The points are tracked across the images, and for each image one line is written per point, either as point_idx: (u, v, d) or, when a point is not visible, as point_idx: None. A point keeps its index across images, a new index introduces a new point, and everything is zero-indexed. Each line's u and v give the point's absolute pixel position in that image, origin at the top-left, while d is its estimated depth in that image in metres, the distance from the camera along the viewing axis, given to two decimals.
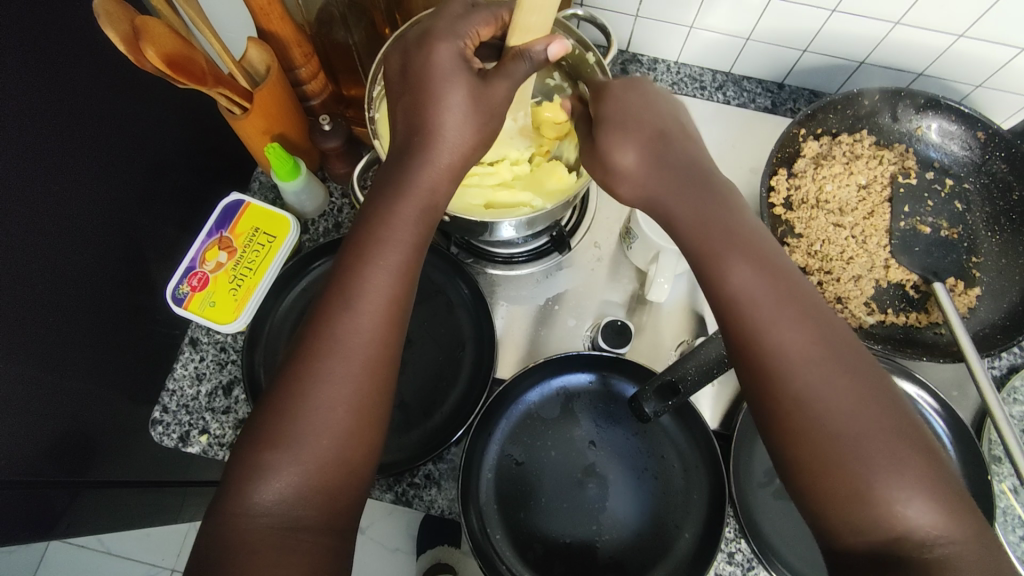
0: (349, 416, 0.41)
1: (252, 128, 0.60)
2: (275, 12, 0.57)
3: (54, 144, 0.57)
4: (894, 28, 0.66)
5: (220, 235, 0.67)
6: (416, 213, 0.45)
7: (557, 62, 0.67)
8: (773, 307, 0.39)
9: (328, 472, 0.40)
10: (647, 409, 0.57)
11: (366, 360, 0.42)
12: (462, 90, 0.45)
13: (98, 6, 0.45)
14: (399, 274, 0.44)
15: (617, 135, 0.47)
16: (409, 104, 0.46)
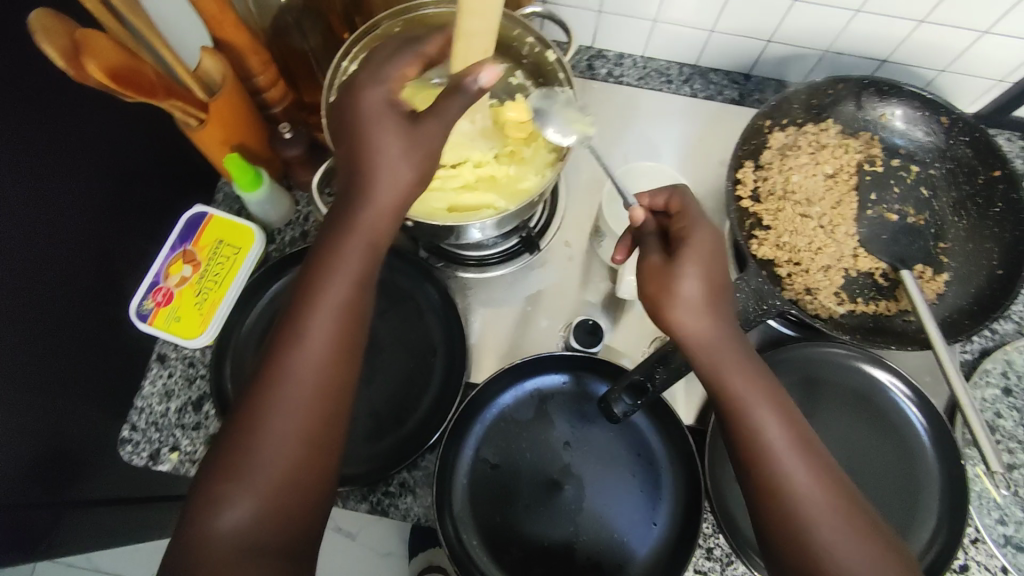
0: (304, 444, 0.42)
1: (210, 139, 0.59)
2: (228, 20, 0.56)
3: (8, 163, 0.55)
4: (855, 16, 0.66)
5: (184, 249, 0.65)
6: (364, 244, 0.44)
7: (519, 60, 0.65)
8: (793, 459, 0.43)
9: (282, 501, 0.41)
10: (618, 411, 0.57)
11: (314, 390, 0.42)
12: (394, 134, 0.43)
13: (34, 22, 0.43)
14: (348, 304, 0.44)
15: (692, 273, 0.46)
16: (346, 148, 0.45)
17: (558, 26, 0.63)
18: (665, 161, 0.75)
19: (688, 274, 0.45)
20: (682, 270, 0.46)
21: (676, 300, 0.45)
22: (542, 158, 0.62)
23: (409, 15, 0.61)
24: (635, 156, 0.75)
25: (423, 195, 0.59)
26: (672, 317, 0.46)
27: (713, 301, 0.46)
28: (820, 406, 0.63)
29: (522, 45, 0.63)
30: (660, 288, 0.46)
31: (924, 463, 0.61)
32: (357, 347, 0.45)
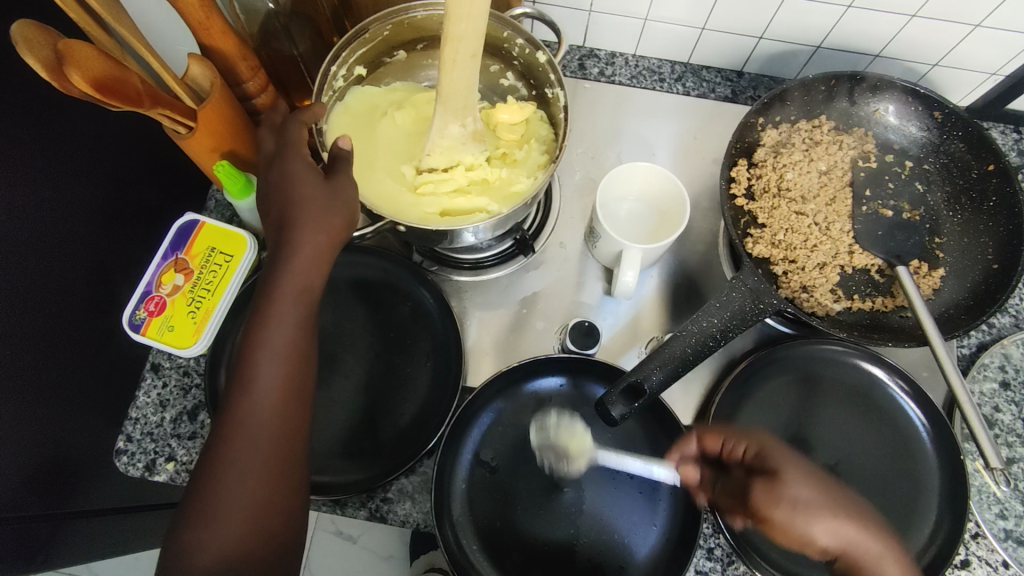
0: (267, 480, 0.43)
1: (199, 146, 0.59)
2: (215, 27, 0.56)
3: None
4: (846, 12, 0.66)
5: (176, 257, 0.65)
6: (297, 286, 0.46)
7: (510, 62, 0.66)
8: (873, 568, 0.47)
9: (247, 540, 0.41)
10: (531, 442, 0.61)
11: (270, 428, 0.43)
12: (316, 181, 0.49)
13: (16, 33, 0.43)
14: (291, 342, 0.45)
15: (794, 467, 0.51)
16: (276, 197, 0.49)
17: (549, 27, 0.62)
18: (659, 160, 0.75)
19: (795, 461, 0.51)
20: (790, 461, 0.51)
21: (801, 511, 0.49)
22: (535, 158, 0.62)
23: (399, 17, 0.60)
24: (629, 156, 0.75)
25: (416, 200, 0.59)
26: (790, 488, 0.50)
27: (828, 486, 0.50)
28: (817, 404, 0.63)
29: (513, 47, 0.63)
30: (786, 507, 0.49)
31: (923, 459, 0.60)
32: (307, 383, 0.46)
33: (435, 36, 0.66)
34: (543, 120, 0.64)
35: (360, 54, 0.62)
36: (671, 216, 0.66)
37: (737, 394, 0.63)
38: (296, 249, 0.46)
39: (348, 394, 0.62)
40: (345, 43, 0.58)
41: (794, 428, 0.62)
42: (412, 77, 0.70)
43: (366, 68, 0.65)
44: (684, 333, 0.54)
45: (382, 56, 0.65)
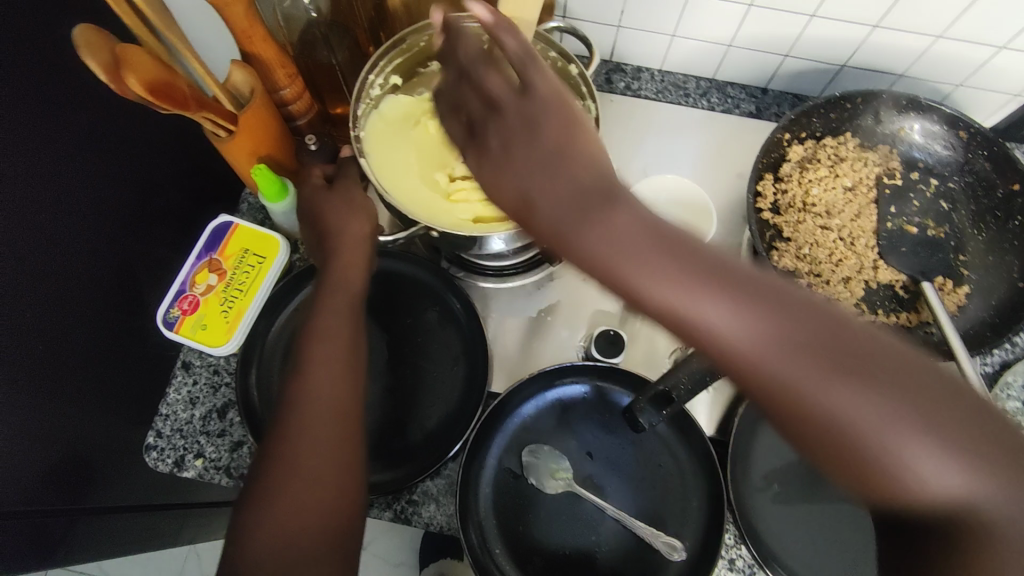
0: (323, 459, 0.45)
1: (238, 150, 0.60)
2: (257, 34, 0.57)
3: (36, 172, 0.56)
4: (872, 31, 0.67)
5: (210, 258, 0.67)
6: (342, 291, 0.53)
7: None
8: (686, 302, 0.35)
9: (308, 512, 0.43)
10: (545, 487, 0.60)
11: (330, 409, 0.47)
12: (330, 201, 0.57)
13: (78, 37, 0.45)
14: (343, 338, 0.50)
15: (610, 226, 0.37)
16: (308, 222, 0.57)
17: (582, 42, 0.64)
18: (682, 173, 0.76)
19: (595, 223, 0.37)
20: (542, 112, 0.42)
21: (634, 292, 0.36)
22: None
23: (436, 28, 0.63)
24: (653, 168, 0.76)
25: (451, 207, 0.60)
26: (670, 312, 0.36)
27: (660, 231, 0.37)
28: None
29: None
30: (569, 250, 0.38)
31: None
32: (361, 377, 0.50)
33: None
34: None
35: (397, 63, 0.64)
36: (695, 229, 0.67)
37: (760, 406, 0.63)
38: (334, 261, 0.54)
39: (374, 397, 0.63)
40: (383, 50, 0.60)
41: None
42: None
43: (402, 77, 0.66)
44: None
45: (417, 66, 0.67)
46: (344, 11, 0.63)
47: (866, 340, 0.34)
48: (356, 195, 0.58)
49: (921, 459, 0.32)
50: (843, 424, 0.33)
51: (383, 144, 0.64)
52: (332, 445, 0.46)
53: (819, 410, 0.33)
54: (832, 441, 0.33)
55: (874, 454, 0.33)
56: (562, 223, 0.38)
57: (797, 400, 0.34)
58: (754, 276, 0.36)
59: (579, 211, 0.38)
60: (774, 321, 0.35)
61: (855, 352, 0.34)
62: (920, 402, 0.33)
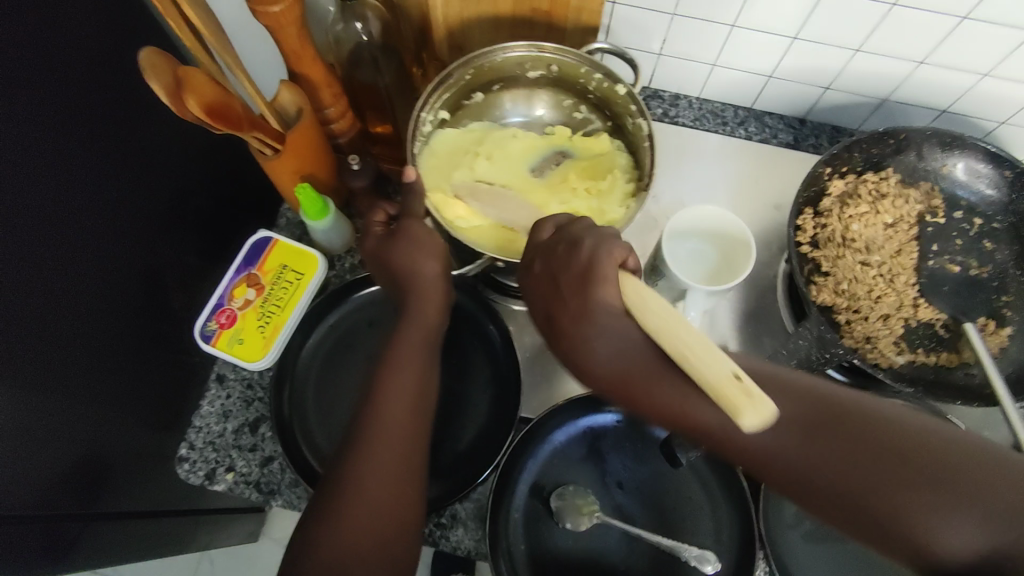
0: (373, 485, 0.46)
1: (283, 169, 0.61)
2: (308, 56, 0.58)
3: (91, 184, 0.57)
4: (917, 67, 0.67)
5: (248, 272, 0.67)
6: (418, 324, 0.54)
7: (584, 95, 0.68)
8: (725, 438, 0.35)
9: (361, 538, 0.44)
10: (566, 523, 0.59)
11: (389, 436, 0.48)
12: (398, 241, 0.57)
13: (143, 60, 0.46)
14: (407, 366, 0.51)
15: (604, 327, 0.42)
16: (380, 263, 0.58)
17: (628, 64, 0.63)
18: (718, 202, 0.76)
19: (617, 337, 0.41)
20: (585, 252, 0.45)
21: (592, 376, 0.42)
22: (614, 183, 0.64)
23: (481, 61, 0.63)
24: (689, 196, 0.76)
25: (515, 240, 0.62)
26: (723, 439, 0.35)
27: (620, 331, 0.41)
28: None
29: (589, 82, 0.65)
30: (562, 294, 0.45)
31: None
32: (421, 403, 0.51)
33: (513, 76, 0.68)
34: (620, 149, 0.68)
35: (445, 98, 0.65)
36: (735, 261, 0.66)
37: None
38: (412, 298, 0.55)
39: None
40: (433, 88, 0.60)
41: None
42: (489, 116, 0.72)
43: (449, 111, 0.67)
44: None
45: (462, 98, 0.68)
46: (392, 32, 0.64)
47: (864, 426, 0.34)
48: (422, 233, 0.57)
49: (932, 519, 0.31)
50: (887, 506, 0.32)
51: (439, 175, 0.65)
52: (386, 472, 0.47)
53: (852, 492, 0.33)
54: (846, 484, 0.33)
55: (895, 508, 0.32)
56: (613, 375, 0.40)
57: (793, 473, 0.34)
58: (815, 416, 0.35)
59: (630, 378, 0.39)
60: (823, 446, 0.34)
61: (883, 453, 0.33)
62: (884, 463, 0.33)
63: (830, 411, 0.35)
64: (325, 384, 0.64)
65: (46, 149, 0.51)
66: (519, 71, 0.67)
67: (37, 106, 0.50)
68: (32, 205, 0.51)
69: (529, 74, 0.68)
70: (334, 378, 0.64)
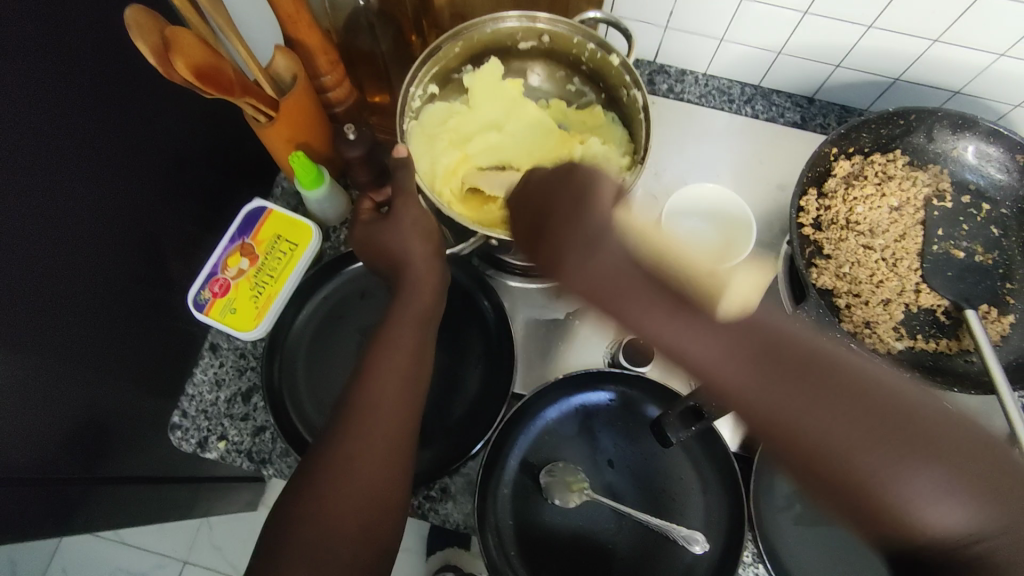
0: (354, 456, 0.46)
1: (277, 137, 0.60)
2: (303, 21, 0.56)
3: (91, 150, 0.56)
4: (931, 45, 0.65)
5: (242, 241, 0.67)
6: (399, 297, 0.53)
7: (576, 67, 0.66)
8: (675, 321, 0.36)
9: (338, 509, 0.44)
10: (553, 501, 0.59)
11: (372, 407, 0.48)
12: (391, 226, 0.56)
13: (130, 19, 0.45)
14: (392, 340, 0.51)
15: (586, 263, 0.40)
16: (373, 247, 0.58)
17: (623, 35, 0.60)
18: (720, 180, 0.75)
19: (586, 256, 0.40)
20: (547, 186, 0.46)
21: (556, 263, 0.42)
22: (596, 150, 0.63)
23: (471, 33, 0.61)
24: (691, 176, 0.75)
25: None
26: (744, 398, 0.35)
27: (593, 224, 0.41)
28: None
29: (582, 52, 0.64)
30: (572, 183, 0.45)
31: None
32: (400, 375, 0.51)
33: (503, 49, 0.66)
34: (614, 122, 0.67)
35: (434, 73, 0.63)
36: (731, 240, 0.65)
37: None
38: (407, 284, 0.55)
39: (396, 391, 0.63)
40: (419, 64, 0.59)
41: None
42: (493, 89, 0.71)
43: (439, 85, 0.65)
44: None
45: (453, 72, 0.65)
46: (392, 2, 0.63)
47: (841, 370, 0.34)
48: (414, 214, 0.56)
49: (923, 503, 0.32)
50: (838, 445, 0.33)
51: (432, 152, 0.64)
52: (366, 445, 0.46)
53: (855, 467, 0.32)
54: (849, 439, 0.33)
55: (888, 461, 0.32)
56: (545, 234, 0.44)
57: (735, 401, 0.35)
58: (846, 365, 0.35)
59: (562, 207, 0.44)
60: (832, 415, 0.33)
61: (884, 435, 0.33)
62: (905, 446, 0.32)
63: (827, 359, 0.35)
64: (317, 355, 0.64)
65: (44, 111, 0.51)
66: (511, 41, 0.65)
67: (36, 67, 0.49)
68: (32, 170, 0.50)
69: (521, 45, 0.65)
70: (326, 349, 0.64)
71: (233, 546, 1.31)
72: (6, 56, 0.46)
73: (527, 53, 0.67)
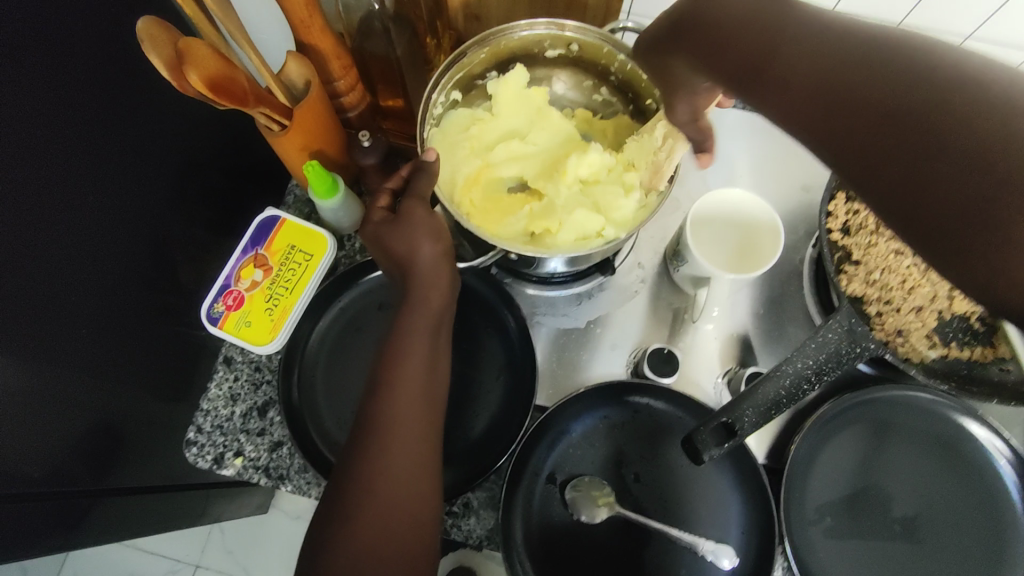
0: (377, 478, 0.44)
1: (290, 145, 0.58)
2: (317, 25, 0.55)
3: (100, 162, 0.54)
4: (964, 42, 0.63)
5: (255, 252, 0.65)
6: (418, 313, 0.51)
7: (605, 77, 0.65)
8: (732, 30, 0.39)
9: (364, 535, 0.43)
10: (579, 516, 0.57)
11: (395, 426, 0.46)
12: (402, 229, 0.52)
13: (141, 30, 0.43)
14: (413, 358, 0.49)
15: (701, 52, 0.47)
16: (383, 248, 0.54)
17: None
18: (741, 183, 0.74)
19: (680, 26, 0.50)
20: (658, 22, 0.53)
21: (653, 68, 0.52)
22: (595, 160, 0.59)
23: (499, 39, 0.60)
24: (711, 178, 0.74)
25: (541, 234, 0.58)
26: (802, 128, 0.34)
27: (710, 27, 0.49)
28: (893, 453, 0.60)
29: (611, 63, 0.62)
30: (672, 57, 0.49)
31: (1012, 516, 0.58)
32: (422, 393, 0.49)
33: (530, 56, 0.65)
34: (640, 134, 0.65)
35: (458, 79, 0.61)
36: (758, 247, 0.63)
37: (816, 438, 0.61)
38: (413, 290, 0.51)
39: None
40: (444, 70, 0.58)
41: (873, 476, 0.60)
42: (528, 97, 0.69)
43: (462, 92, 0.64)
44: (776, 374, 0.50)
45: (476, 78, 0.64)
46: (406, 4, 0.61)
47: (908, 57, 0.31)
48: (422, 214, 0.53)
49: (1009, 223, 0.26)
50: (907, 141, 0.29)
51: (453, 162, 0.62)
52: (390, 470, 0.45)
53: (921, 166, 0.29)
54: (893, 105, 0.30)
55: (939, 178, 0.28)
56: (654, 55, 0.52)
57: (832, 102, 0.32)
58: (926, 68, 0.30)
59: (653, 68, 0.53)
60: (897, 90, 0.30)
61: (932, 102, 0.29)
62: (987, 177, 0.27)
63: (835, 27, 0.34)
64: (334, 368, 0.62)
65: (52, 124, 0.49)
66: (538, 50, 0.64)
67: (43, 79, 0.47)
68: (40, 186, 0.49)
69: (549, 53, 0.64)
70: (343, 363, 0.62)
71: (247, 551, 1.31)
72: (12, 68, 0.45)
73: (554, 62, 0.66)
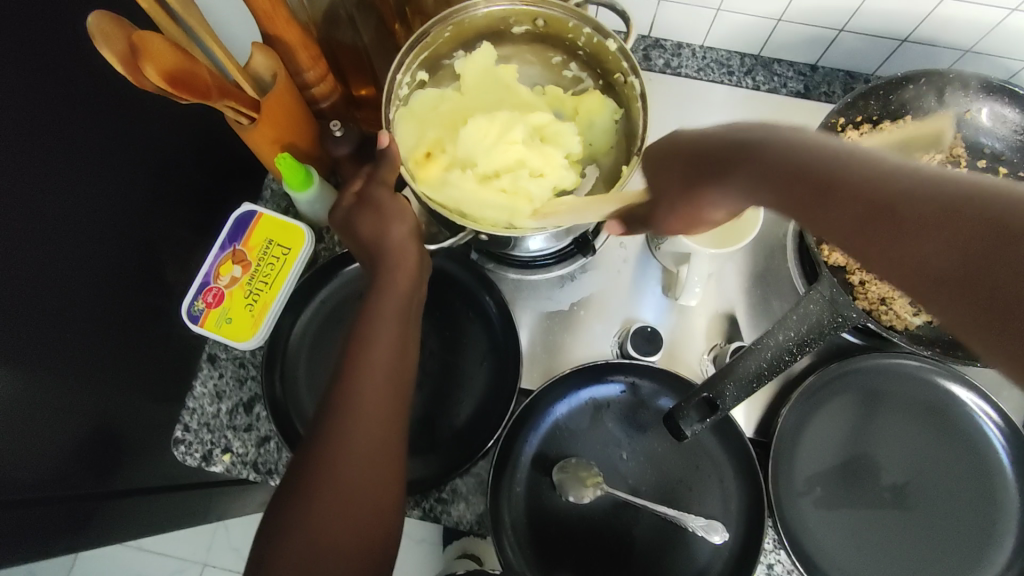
0: (358, 468, 0.44)
1: (262, 138, 0.58)
2: (280, 15, 0.54)
3: (80, 165, 0.54)
4: (941, 4, 0.62)
5: (233, 248, 0.65)
6: (394, 299, 0.51)
7: (574, 52, 0.64)
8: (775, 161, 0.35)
9: (345, 524, 0.43)
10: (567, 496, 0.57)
11: (372, 413, 0.46)
12: (372, 214, 0.55)
13: (92, 26, 0.42)
14: (391, 345, 0.49)
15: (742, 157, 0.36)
16: (352, 234, 0.56)
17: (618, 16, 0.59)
18: None
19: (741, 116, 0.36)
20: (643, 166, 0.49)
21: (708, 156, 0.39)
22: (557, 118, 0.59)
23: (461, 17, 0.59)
24: None
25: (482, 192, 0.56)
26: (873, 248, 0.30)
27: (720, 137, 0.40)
28: (880, 423, 0.60)
29: (578, 36, 0.61)
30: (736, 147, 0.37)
31: (1001, 480, 0.57)
32: (400, 379, 0.49)
33: (496, 33, 0.64)
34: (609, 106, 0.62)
35: (423, 58, 0.61)
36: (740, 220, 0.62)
37: (802, 410, 0.60)
38: (382, 272, 0.53)
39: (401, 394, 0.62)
40: (407, 48, 0.57)
41: (861, 446, 0.60)
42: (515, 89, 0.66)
43: (428, 71, 0.63)
44: (759, 348, 0.50)
45: (443, 57, 0.64)
46: None
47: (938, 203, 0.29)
48: (387, 195, 0.56)
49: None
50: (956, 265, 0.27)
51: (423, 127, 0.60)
52: (368, 457, 0.45)
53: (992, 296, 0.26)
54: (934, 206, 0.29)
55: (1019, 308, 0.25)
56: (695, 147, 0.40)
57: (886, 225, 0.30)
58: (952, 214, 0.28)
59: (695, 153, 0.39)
60: (918, 216, 0.29)
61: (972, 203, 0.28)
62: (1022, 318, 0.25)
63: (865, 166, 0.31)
64: (319, 360, 0.62)
65: (25, 126, 0.48)
66: (504, 27, 0.63)
67: (14, 83, 0.47)
68: (20, 194, 0.49)
69: (515, 29, 0.64)
70: (326, 355, 0.62)
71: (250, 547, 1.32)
72: None
73: (520, 39, 0.65)
